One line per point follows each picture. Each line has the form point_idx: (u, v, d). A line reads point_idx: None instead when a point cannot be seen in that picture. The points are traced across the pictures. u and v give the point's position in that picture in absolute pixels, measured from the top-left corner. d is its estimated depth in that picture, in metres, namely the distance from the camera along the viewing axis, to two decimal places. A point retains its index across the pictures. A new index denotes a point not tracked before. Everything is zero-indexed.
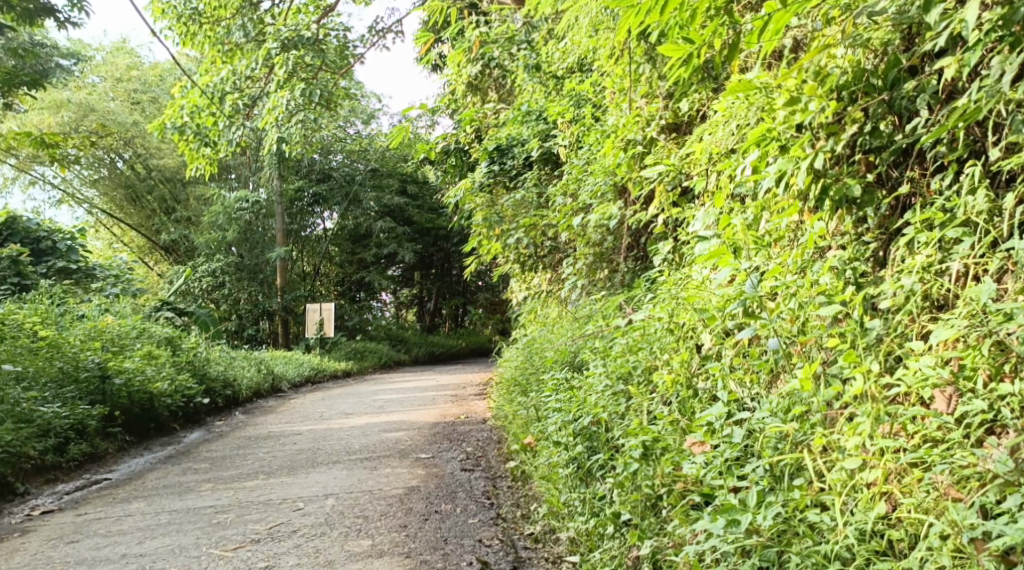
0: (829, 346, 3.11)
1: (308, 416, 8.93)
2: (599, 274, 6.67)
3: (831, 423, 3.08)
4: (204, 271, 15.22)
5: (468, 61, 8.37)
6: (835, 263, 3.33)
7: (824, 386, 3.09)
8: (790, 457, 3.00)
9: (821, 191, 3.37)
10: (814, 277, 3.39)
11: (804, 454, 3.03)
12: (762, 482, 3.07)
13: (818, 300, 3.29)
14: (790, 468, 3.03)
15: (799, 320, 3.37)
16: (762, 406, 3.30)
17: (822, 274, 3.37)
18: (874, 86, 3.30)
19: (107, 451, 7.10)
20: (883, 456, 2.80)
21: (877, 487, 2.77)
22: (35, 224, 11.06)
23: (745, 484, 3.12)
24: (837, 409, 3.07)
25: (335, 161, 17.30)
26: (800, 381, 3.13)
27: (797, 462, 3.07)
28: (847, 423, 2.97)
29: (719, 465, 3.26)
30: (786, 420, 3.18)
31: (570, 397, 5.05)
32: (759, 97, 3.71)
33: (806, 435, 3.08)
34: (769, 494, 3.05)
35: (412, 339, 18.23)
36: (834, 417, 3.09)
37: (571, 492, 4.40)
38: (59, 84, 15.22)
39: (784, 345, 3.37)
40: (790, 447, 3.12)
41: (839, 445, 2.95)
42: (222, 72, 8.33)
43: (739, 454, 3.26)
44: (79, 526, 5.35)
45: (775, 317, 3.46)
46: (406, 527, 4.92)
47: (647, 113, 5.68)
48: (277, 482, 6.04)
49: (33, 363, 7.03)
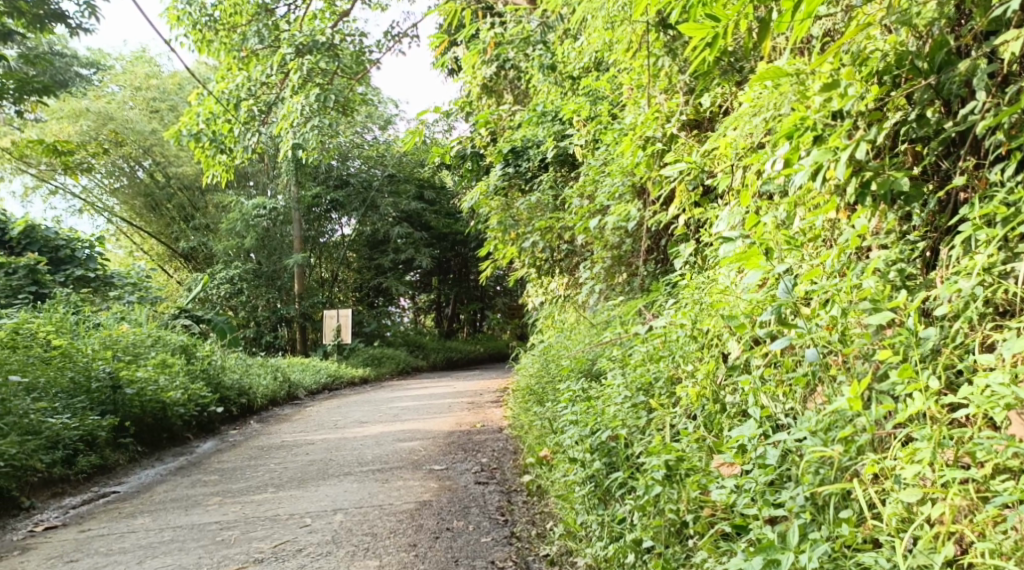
0: (881, 358, 2.81)
1: (322, 424, 8.65)
2: (618, 278, 6.38)
3: (881, 446, 2.77)
4: (221, 278, 14.93)
5: (483, 63, 8.10)
6: (880, 265, 3.02)
7: (874, 403, 2.78)
8: (837, 487, 2.70)
9: (866, 185, 3.05)
10: (856, 278, 3.08)
11: (853, 482, 2.72)
12: (804, 514, 2.76)
13: (863, 305, 2.98)
14: (835, 498, 2.72)
15: (837, 328, 3.06)
16: (800, 424, 2.98)
17: (865, 277, 3.06)
18: (918, 69, 3.00)
19: (116, 462, 6.82)
20: (949, 490, 2.51)
21: (945, 527, 2.49)
22: (53, 233, 10.75)
23: (783, 515, 2.82)
24: (890, 430, 2.76)
25: (352, 167, 17.03)
26: (848, 399, 2.80)
27: (845, 491, 2.76)
28: (902, 448, 2.67)
29: (752, 493, 2.96)
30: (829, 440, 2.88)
31: (587, 410, 4.74)
32: (792, 85, 3.41)
33: (854, 460, 2.77)
34: (811, 528, 2.76)
35: (429, 346, 17.94)
36: (884, 437, 2.78)
37: (588, 513, 4.04)
38: (78, 94, 14.91)
39: (823, 354, 3.05)
40: (835, 472, 2.81)
41: (894, 473, 2.66)
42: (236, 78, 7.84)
43: (774, 478, 2.96)
44: (81, 544, 5.09)
45: (811, 324, 3.14)
46: (415, 546, 4.63)
47: (667, 109, 5.36)
48: (286, 495, 5.76)
49: (44, 373, 6.78)
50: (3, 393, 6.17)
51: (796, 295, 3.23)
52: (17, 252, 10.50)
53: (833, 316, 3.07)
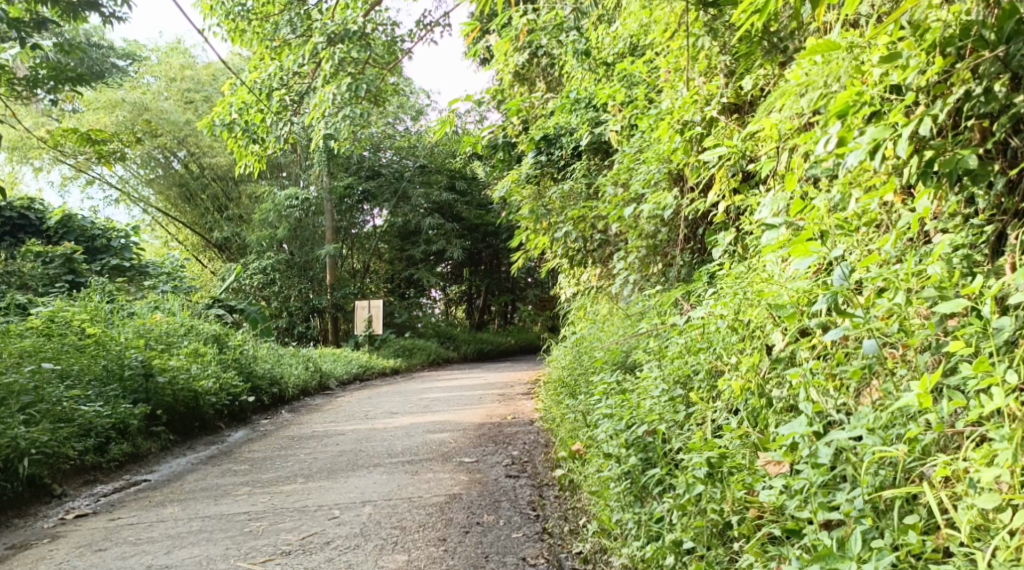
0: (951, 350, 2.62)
1: (352, 415, 8.55)
2: (652, 268, 6.20)
3: (949, 446, 2.58)
4: (255, 269, 14.85)
5: (516, 50, 7.74)
6: (946, 249, 2.81)
7: (944, 400, 2.57)
8: (905, 491, 2.50)
9: (929, 165, 2.84)
10: (919, 265, 2.87)
11: (920, 486, 2.55)
12: (866, 519, 2.59)
13: (927, 292, 2.77)
14: (900, 503, 2.54)
15: (897, 318, 2.87)
16: (858, 421, 2.78)
17: (930, 263, 2.85)
18: (985, 40, 2.80)
19: (149, 450, 6.72)
20: None
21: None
22: (90, 222, 10.72)
23: (841, 519, 2.65)
24: (959, 429, 2.57)
25: (384, 158, 16.90)
26: (917, 396, 2.60)
27: (913, 495, 2.58)
28: (978, 449, 2.47)
29: (806, 495, 2.78)
30: (893, 438, 2.68)
31: (622, 403, 4.57)
32: (845, 62, 3.25)
33: (922, 462, 2.57)
34: (873, 535, 2.58)
35: (460, 337, 17.80)
36: (953, 437, 2.58)
37: (624, 511, 3.86)
38: (114, 84, 14.87)
39: (883, 347, 2.85)
40: (901, 476, 2.62)
41: (968, 476, 2.46)
42: (269, 67, 7.47)
43: (830, 478, 2.77)
44: (110, 533, 5.00)
45: (869, 313, 2.94)
46: (444, 540, 4.49)
47: (706, 92, 5.12)
48: (315, 486, 5.64)
49: (78, 360, 6.71)
50: (36, 381, 6.10)
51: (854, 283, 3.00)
52: (54, 241, 10.51)
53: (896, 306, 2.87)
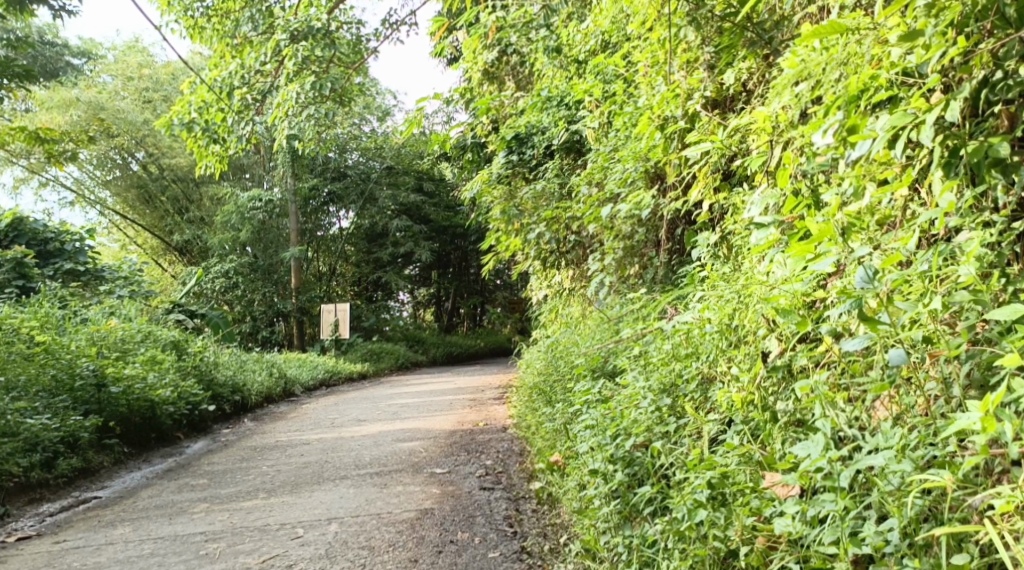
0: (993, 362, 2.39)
1: (317, 423, 8.18)
2: (630, 270, 5.88)
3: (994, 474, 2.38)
4: (217, 272, 14.47)
5: (484, 47, 7.35)
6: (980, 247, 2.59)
7: (998, 421, 2.35)
8: (964, 528, 2.28)
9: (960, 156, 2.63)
10: (951, 268, 2.64)
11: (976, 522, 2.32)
12: (911, 559, 2.36)
13: (961, 295, 2.55)
14: (949, 539, 2.33)
15: (927, 325, 2.64)
16: (891, 445, 2.56)
17: (963, 264, 2.62)
18: (1007, 19, 2.61)
19: (101, 464, 6.33)
20: None
21: None
22: (41, 225, 10.24)
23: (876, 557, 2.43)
24: (1004, 451, 2.37)
25: (350, 160, 16.47)
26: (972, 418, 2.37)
27: (967, 529, 2.36)
28: None
29: (832, 530, 2.54)
30: (935, 466, 2.46)
31: (605, 413, 4.28)
32: (855, 46, 3.02)
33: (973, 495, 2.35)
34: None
35: (429, 340, 17.46)
36: (1001, 461, 2.38)
37: (612, 534, 3.55)
38: (68, 83, 14.40)
39: (911, 357, 2.63)
40: (947, 509, 2.39)
41: None
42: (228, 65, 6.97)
43: (860, 509, 2.55)
44: (53, 558, 4.62)
45: (895, 321, 2.70)
46: (416, 562, 4.18)
47: (687, 87, 4.77)
48: (278, 502, 5.31)
49: (24, 371, 6.31)
50: None
51: (879, 285, 2.75)
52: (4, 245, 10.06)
53: (924, 312, 2.63)
